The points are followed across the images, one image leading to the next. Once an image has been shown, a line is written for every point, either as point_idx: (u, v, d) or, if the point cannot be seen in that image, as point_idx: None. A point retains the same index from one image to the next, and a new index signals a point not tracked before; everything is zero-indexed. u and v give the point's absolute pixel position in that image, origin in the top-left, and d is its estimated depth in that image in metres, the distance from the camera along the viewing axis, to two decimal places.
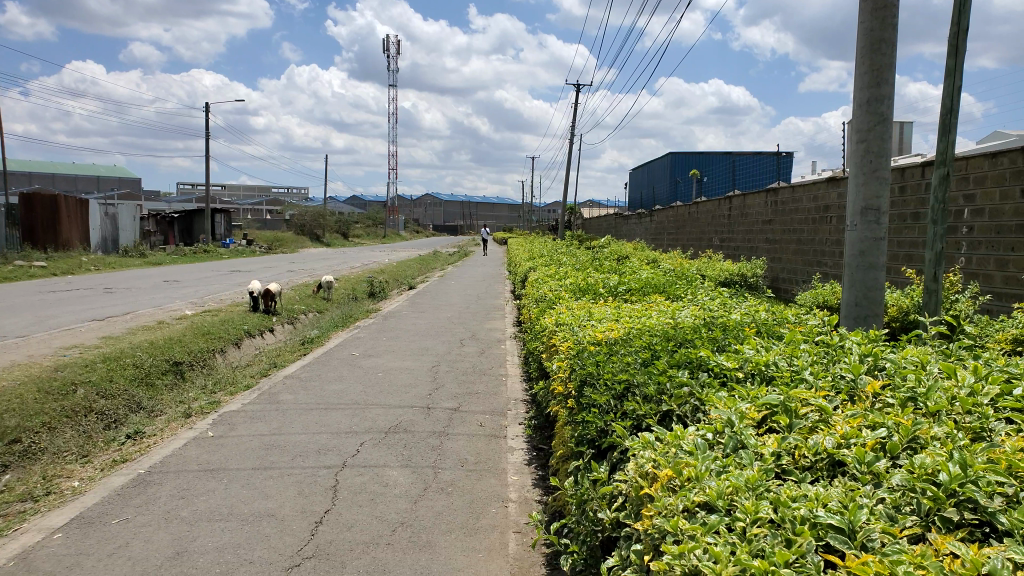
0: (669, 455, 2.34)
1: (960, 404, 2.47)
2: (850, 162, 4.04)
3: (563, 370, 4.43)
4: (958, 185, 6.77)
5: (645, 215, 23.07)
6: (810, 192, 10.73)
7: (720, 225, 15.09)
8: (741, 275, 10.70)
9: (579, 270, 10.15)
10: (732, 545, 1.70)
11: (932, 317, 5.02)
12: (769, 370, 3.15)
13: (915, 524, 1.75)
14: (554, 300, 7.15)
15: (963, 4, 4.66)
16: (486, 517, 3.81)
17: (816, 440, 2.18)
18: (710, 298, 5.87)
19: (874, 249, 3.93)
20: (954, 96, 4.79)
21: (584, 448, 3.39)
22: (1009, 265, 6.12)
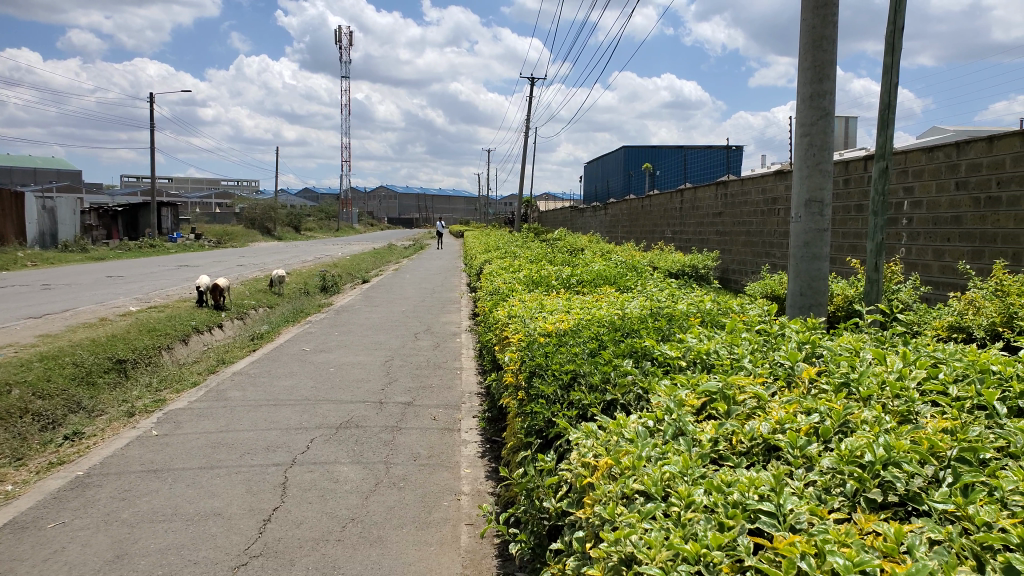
0: (610, 444, 2.38)
1: (889, 389, 2.57)
2: (794, 156, 4.14)
3: (514, 361, 4.44)
4: (898, 178, 6.99)
5: (599, 208, 23.24)
6: (758, 185, 10.96)
7: (672, 217, 15.31)
8: (691, 266, 10.88)
9: (532, 262, 10.19)
10: (666, 531, 1.74)
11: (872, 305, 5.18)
12: (710, 358, 3.22)
13: (842, 505, 1.81)
14: (508, 293, 7.16)
15: (899, 3, 4.81)
16: (438, 511, 3.81)
17: (752, 425, 2.24)
18: (658, 289, 5.96)
19: (817, 240, 4.04)
20: (892, 92, 4.94)
21: (532, 439, 3.42)
22: (946, 255, 6.35)
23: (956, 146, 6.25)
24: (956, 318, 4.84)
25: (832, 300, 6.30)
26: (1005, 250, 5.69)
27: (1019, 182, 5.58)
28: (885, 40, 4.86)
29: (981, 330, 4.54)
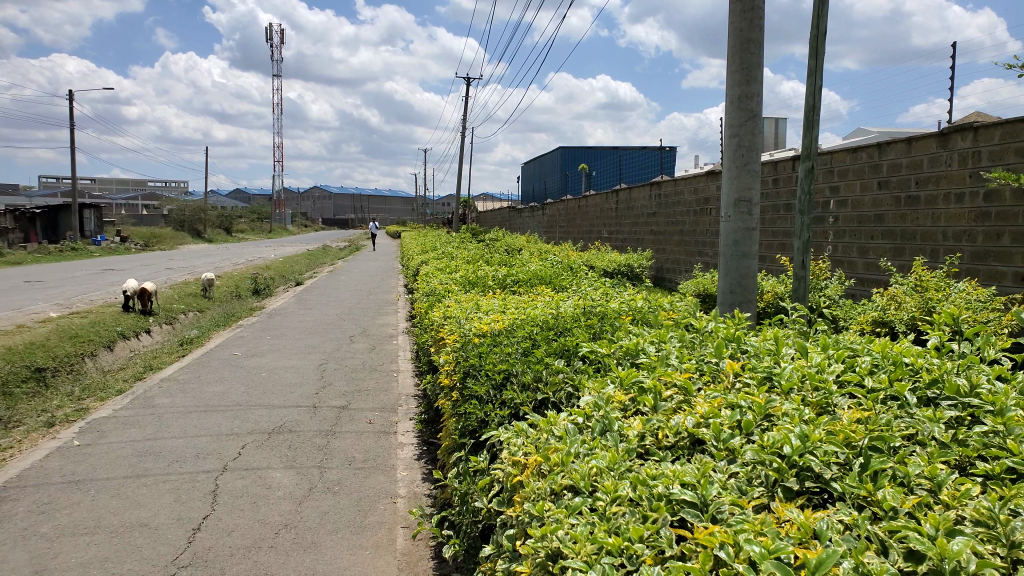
0: (541, 442, 2.43)
1: (809, 381, 2.67)
2: (723, 156, 4.26)
3: (449, 362, 4.42)
4: (824, 178, 7.25)
5: (536, 208, 23.36)
6: (690, 185, 11.21)
7: (607, 217, 15.52)
8: (627, 266, 11.06)
9: (469, 262, 10.18)
10: (592, 525, 1.78)
11: (801, 301, 5.36)
12: (639, 354, 3.29)
13: (761, 495, 1.88)
14: (444, 294, 7.14)
15: (822, 9, 5.00)
16: (373, 514, 3.79)
17: (677, 420, 2.30)
18: (592, 288, 6.04)
19: (746, 238, 4.17)
20: (817, 94, 5.13)
21: (465, 440, 3.43)
22: (869, 252, 6.63)
23: (878, 147, 6.53)
24: (878, 313, 5.06)
25: (762, 296, 6.50)
26: (923, 247, 5.98)
27: (936, 182, 5.86)
28: (810, 44, 5.05)
29: (902, 323, 4.76)
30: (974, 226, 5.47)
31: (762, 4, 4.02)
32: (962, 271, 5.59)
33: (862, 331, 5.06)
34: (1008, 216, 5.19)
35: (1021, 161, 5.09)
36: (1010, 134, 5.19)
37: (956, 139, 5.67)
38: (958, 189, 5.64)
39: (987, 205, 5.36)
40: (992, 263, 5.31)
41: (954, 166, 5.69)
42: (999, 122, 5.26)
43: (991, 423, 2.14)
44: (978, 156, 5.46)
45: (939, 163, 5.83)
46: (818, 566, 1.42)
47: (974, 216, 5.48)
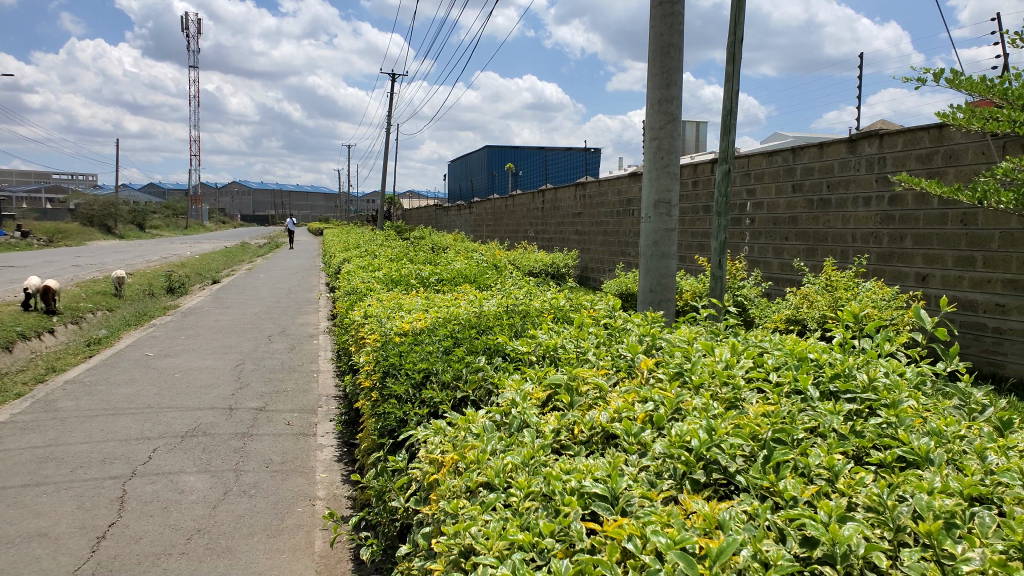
0: (458, 439, 2.44)
1: (718, 377, 2.76)
2: (644, 158, 4.36)
3: (369, 362, 4.36)
4: (742, 181, 7.50)
5: (463, 207, 23.34)
6: (614, 186, 11.41)
7: (533, 218, 15.63)
8: (551, 266, 11.16)
9: (392, 261, 10.07)
10: (504, 521, 1.80)
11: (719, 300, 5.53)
12: (558, 352, 3.33)
13: (670, 487, 1.94)
14: (366, 293, 7.04)
15: (738, 17, 5.16)
16: (291, 517, 3.71)
17: (592, 415, 2.34)
18: (516, 287, 6.07)
19: (665, 239, 4.27)
20: (734, 99, 5.30)
21: (384, 439, 3.40)
22: (784, 253, 6.91)
23: (791, 152, 6.79)
24: (791, 312, 5.28)
25: (681, 295, 6.69)
26: (834, 248, 6.27)
27: (845, 185, 6.15)
28: (727, 49, 5.21)
29: (813, 321, 4.99)
30: (880, 228, 5.77)
31: (682, 10, 4.12)
32: (869, 271, 5.89)
33: (776, 329, 5.27)
34: (911, 219, 5.49)
35: (922, 168, 5.40)
36: (912, 142, 5.49)
37: (863, 145, 5.96)
38: (866, 192, 5.93)
39: (892, 209, 5.66)
40: (896, 264, 5.61)
41: (862, 170, 5.98)
42: (902, 130, 5.55)
43: (887, 416, 2.26)
44: (883, 162, 5.76)
45: (848, 168, 6.12)
46: (720, 554, 1.46)
47: (880, 219, 5.78)
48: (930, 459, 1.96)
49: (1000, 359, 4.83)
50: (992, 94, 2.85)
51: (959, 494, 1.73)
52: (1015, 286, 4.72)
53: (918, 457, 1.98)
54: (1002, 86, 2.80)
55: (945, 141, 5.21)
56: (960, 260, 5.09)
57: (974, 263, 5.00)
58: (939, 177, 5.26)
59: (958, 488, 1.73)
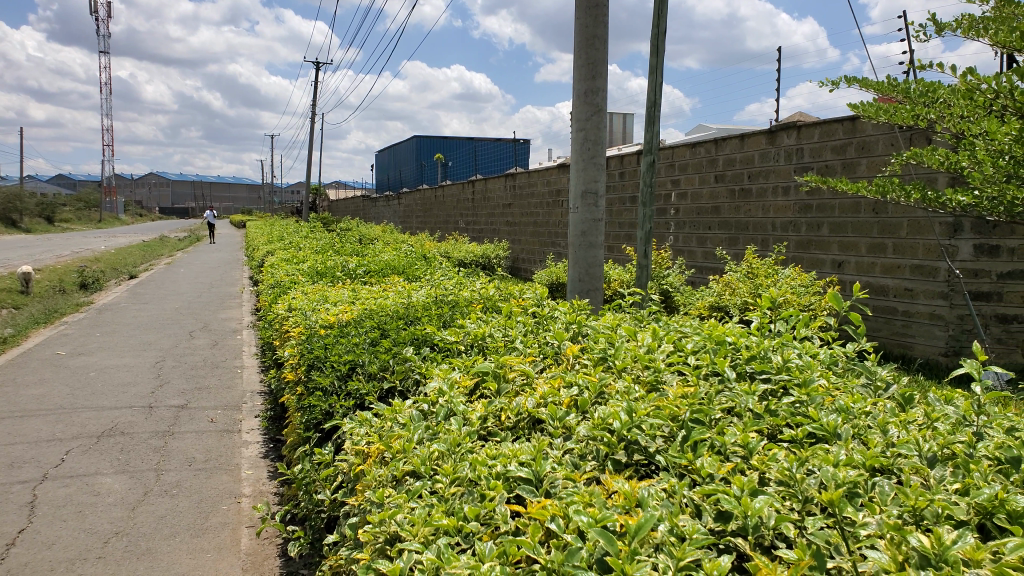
0: (384, 429, 2.44)
1: (640, 361, 2.83)
2: (572, 149, 4.41)
3: (294, 356, 4.28)
4: (666, 172, 7.66)
5: (391, 198, 23.08)
6: (544, 177, 11.48)
7: (464, 209, 15.60)
8: (481, 257, 11.16)
9: (317, 253, 9.88)
10: (429, 507, 1.82)
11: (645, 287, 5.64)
12: (486, 341, 3.35)
13: (593, 469, 1.98)
14: (290, 286, 6.89)
15: (661, 10, 5.27)
16: (215, 516, 3.62)
17: (518, 401, 2.38)
18: (446, 278, 6.05)
19: (593, 229, 4.34)
20: (658, 91, 5.41)
21: (310, 433, 3.34)
22: (707, 242, 7.11)
23: (714, 144, 6.96)
24: (715, 298, 5.45)
25: (610, 284, 6.81)
26: (755, 237, 6.49)
27: (765, 176, 6.36)
28: (651, 42, 5.32)
29: (735, 306, 5.16)
30: (798, 217, 6.00)
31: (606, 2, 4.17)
32: (789, 258, 6.13)
33: (700, 316, 5.43)
34: (827, 207, 5.73)
35: (837, 158, 5.63)
36: (827, 134, 5.72)
37: (782, 137, 6.17)
38: (784, 182, 6.16)
39: (809, 198, 5.90)
40: (813, 251, 5.85)
41: (781, 161, 6.19)
42: (819, 122, 5.78)
43: (799, 395, 2.36)
44: (801, 153, 5.98)
45: (768, 159, 6.33)
46: (639, 530, 1.49)
47: (798, 208, 6.01)
48: (837, 434, 2.06)
49: (909, 341, 5.10)
50: (896, 90, 3.00)
51: (862, 466, 1.83)
52: (922, 271, 4.99)
53: (826, 432, 2.08)
54: (904, 83, 2.95)
55: (858, 132, 5.45)
56: (873, 247, 5.35)
57: (885, 250, 5.26)
58: (853, 168, 5.50)
59: (860, 460, 1.83)
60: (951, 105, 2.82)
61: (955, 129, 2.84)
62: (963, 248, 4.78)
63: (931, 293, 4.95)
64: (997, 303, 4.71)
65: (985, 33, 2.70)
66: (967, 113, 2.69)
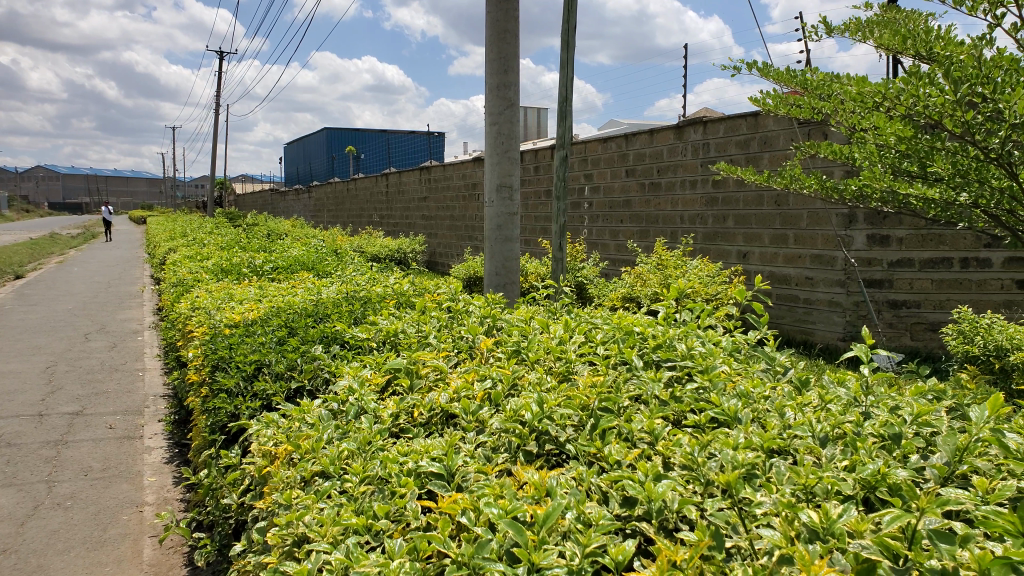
0: (293, 430, 2.39)
1: (552, 352, 2.87)
2: (484, 143, 4.41)
3: (197, 357, 4.12)
4: (579, 166, 7.77)
5: (301, 192, 22.51)
6: (458, 170, 11.45)
7: (377, 203, 15.39)
8: (396, 252, 11.05)
9: (222, 249, 9.54)
10: (338, 506, 1.80)
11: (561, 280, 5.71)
12: (399, 337, 3.32)
13: (505, 461, 2.00)
14: (193, 284, 6.62)
15: (571, 6, 5.34)
16: (115, 527, 3.46)
17: (431, 397, 2.37)
18: (357, 274, 5.95)
19: (508, 223, 4.37)
20: (569, 86, 5.49)
21: (215, 436, 3.24)
22: (619, 235, 7.27)
23: (624, 139, 7.10)
24: (627, 290, 5.59)
25: (525, 278, 6.87)
26: (665, 230, 6.68)
27: (673, 170, 6.54)
28: (562, 37, 5.39)
29: (646, 298, 5.31)
30: (705, 210, 6.21)
31: None
32: (697, 250, 6.34)
33: (613, 307, 5.55)
34: (732, 200, 5.95)
35: (741, 153, 5.85)
36: (732, 129, 5.92)
37: (689, 132, 6.36)
38: (691, 176, 6.36)
39: (715, 192, 6.11)
40: (720, 243, 6.08)
41: (688, 156, 6.39)
42: (723, 117, 5.98)
43: (703, 381, 2.45)
44: (707, 148, 6.18)
45: (675, 154, 6.51)
46: (547, 519, 1.52)
47: (705, 201, 6.21)
48: (738, 418, 2.15)
49: (810, 328, 5.37)
50: (794, 83, 3.12)
51: (759, 448, 1.91)
52: (821, 261, 5.26)
53: (728, 417, 2.17)
54: (802, 79, 3.09)
55: (760, 128, 5.68)
56: (775, 238, 5.59)
57: (787, 241, 5.51)
58: (757, 162, 5.73)
59: (758, 442, 1.92)
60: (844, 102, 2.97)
61: (847, 122, 2.99)
62: (857, 239, 5.08)
63: (830, 282, 5.22)
64: (888, 290, 5.05)
65: (874, 35, 2.85)
66: (858, 110, 2.84)
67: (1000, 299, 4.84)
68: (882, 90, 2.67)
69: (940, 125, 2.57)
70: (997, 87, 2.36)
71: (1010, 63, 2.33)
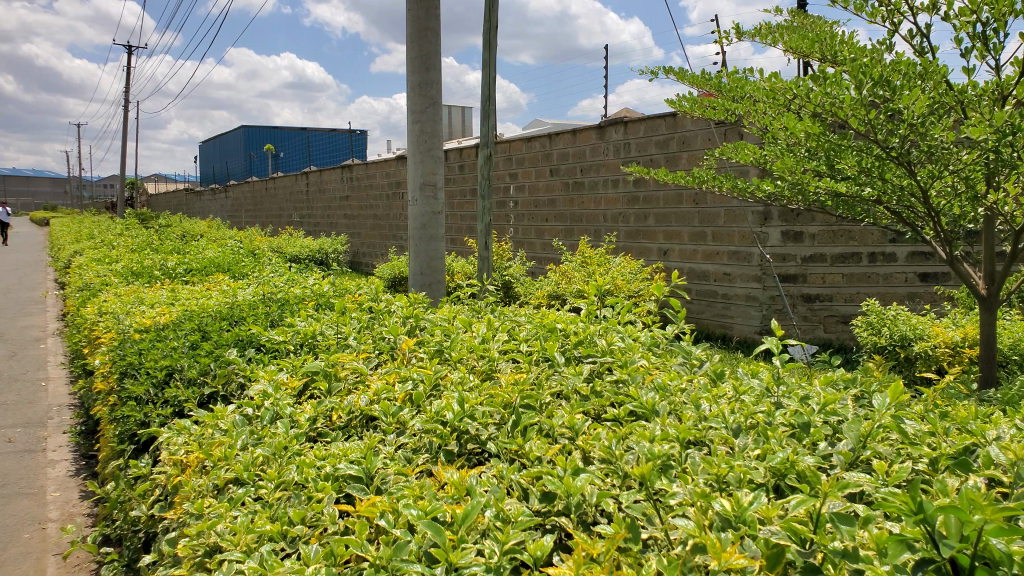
0: (206, 437, 2.32)
1: (475, 351, 2.87)
2: (407, 142, 4.37)
3: (104, 364, 3.93)
4: (503, 166, 7.79)
5: (218, 191, 21.79)
6: (381, 169, 11.31)
7: (297, 202, 15.05)
8: (317, 252, 10.84)
9: (132, 251, 9.15)
10: (253, 514, 1.75)
11: (487, 279, 5.71)
12: (317, 339, 3.25)
13: (426, 462, 1.99)
14: (101, 288, 6.32)
15: (492, 5, 5.34)
16: (15, 546, 3.27)
17: (350, 400, 2.33)
18: (275, 275, 5.80)
19: (433, 221, 4.34)
20: (491, 85, 5.49)
21: (124, 446, 3.10)
22: (544, 234, 7.34)
23: (547, 139, 7.16)
24: (552, 288, 5.64)
25: (450, 277, 6.84)
26: (589, 228, 6.78)
27: (596, 169, 6.64)
28: (484, 36, 5.39)
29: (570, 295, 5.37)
30: (627, 209, 6.33)
31: None
32: (620, 248, 6.46)
33: (539, 305, 5.59)
34: (652, 199, 6.08)
35: (660, 152, 5.98)
36: (651, 129, 6.05)
37: (610, 132, 6.46)
38: (613, 175, 6.47)
39: (636, 190, 6.23)
40: (642, 241, 6.21)
41: (610, 155, 6.49)
42: (643, 117, 6.10)
43: (622, 376, 2.50)
44: (628, 147, 6.29)
45: (597, 153, 6.61)
46: (465, 518, 1.52)
47: (626, 200, 6.33)
48: (655, 411, 2.20)
49: (728, 322, 5.54)
50: (707, 87, 3.22)
51: (675, 439, 1.96)
52: (738, 257, 5.43)
53: (646, 410, 2.21)
54: (715, 80, 3.18)
55: (678, 128, 5.82)
56: (694, 236, 5.74)
57: (705, 238, 5.67)
58: (675, 161, 5.87)
59: (674, 434, 1.96)
60: (755, 103, 3.09)
61: (760, 123, 3.10)
62: (771, 235, 5.26)
63: (746, 278, 5.39)
64: (802, 284, 5.25)
65: (782, 38, 2.97)
66: (770, 111, 2.97)
67: (903, 292, 5.18)
68: (793, 91, 2.78)
69: (847, 120, 2.69)
70: (894, 89, 2.49)
71: (907, 67, 2.49)
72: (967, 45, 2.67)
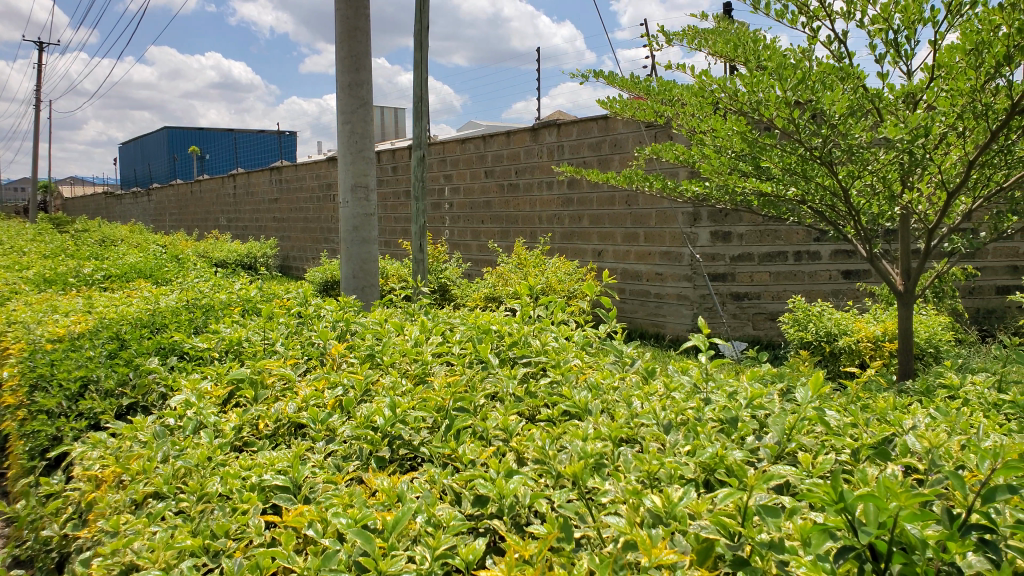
0: (123, 450, 2.21)
1: (407, 355, 2.83)
2: (337, 143, 4.29)
3: (13, 377, 3.72)
4: (438, 168, 7.75)
5: (139, 195, 21.00)
6: (311, 171, 11.10)
7: (224, 205, 14.62)
8: (244, 256, 10.55)
9: (46, 258, 8.71)
10: (173, 529, 1.68)
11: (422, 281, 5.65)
12: (243, 346, 3.15)
13: (356, 469, 1.95)
14: (10, 297, 5.99)
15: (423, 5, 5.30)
16: None
17: (278, 407, 2.27)
18: (201, 280, 5.61)
19: (365, 224, 4.26)
20: (423, 86, 5.45)
21: (35, 463, 2.94)
22: (480, 236, 7.33)
23: (481, 140, 7.14)
24: (487, 290, 5.62)
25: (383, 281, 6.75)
26: (524, 230, 6.80)
27: (530, 171, 6.66)
28: (415, 37, 5.34)
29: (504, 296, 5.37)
30: (561, 210, 6.37)
31: None
32: (555, 250, 6.50)
33: (475, 307, 5.56)
34: (586, 200, 6.14)
35: (593, 154, 6.05)
36: (584, 131, 6.11)
37: (543, 134, 6.49)
38: (547, 177, 6.50)
39: (570, 192, 6.28)
40: (576, 242, 6.26)
41: (543, 157, 6.52)
42: (575, 120, 6.15)
43: (557, 376, 2.50)
44: (561, 149, 6.33)
45: (531, 155, 6.63)
46: (395, 525, 1.49)
47: (561, 201, 6.37)
48: (588, 411, 2.21)
49: (661, 320, 5.64)
50: (636, 91, 3.26)
51: (608, 438, 1.97)
52: (669, 257, 5.53)
53: (579, 410, 2.22)
54: (644, 83, 3.22)
55: (610, 131, 5.89)
56: (627, 236, 5.82)
57: (637, 239, 5.75)
58: (607, 163, 5.95)
59: (607, 433, 1.98)
60: (682, 106, 3.15)
61: (687, 126, 3.15)
62: (700, 235, 5.37)
63: (677, 277, 5.50)
64: (730, 283, 5.38)
65: (707, 42, 3.03)
66: (696, 113, 3.02)
67: (827, 289, 5.36)
68: (720, 92, 2.85)
69: (772, 120, 2.77)
70: (815, 91, 2.57)
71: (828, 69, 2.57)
72: (881, 51, 2.78)
